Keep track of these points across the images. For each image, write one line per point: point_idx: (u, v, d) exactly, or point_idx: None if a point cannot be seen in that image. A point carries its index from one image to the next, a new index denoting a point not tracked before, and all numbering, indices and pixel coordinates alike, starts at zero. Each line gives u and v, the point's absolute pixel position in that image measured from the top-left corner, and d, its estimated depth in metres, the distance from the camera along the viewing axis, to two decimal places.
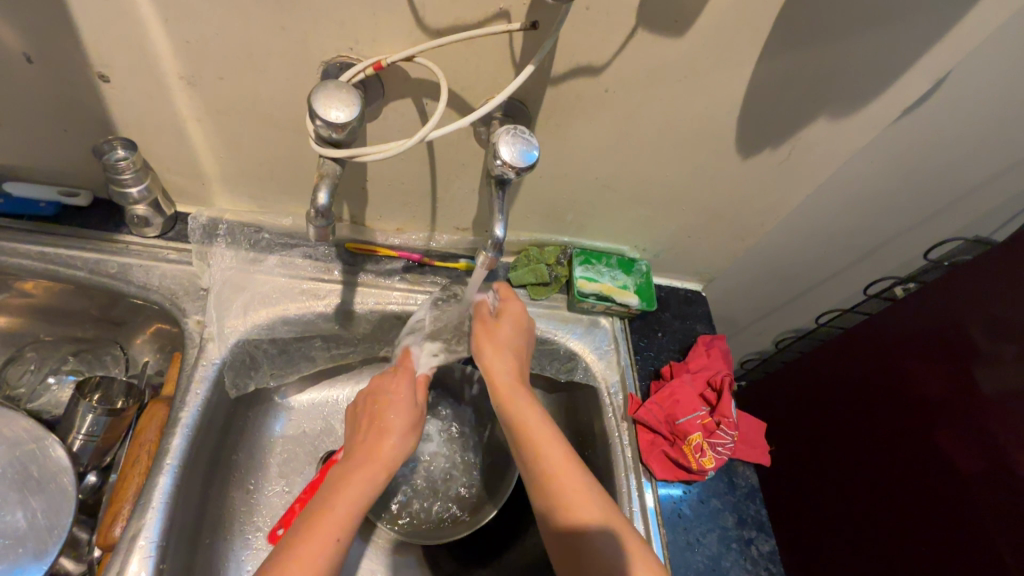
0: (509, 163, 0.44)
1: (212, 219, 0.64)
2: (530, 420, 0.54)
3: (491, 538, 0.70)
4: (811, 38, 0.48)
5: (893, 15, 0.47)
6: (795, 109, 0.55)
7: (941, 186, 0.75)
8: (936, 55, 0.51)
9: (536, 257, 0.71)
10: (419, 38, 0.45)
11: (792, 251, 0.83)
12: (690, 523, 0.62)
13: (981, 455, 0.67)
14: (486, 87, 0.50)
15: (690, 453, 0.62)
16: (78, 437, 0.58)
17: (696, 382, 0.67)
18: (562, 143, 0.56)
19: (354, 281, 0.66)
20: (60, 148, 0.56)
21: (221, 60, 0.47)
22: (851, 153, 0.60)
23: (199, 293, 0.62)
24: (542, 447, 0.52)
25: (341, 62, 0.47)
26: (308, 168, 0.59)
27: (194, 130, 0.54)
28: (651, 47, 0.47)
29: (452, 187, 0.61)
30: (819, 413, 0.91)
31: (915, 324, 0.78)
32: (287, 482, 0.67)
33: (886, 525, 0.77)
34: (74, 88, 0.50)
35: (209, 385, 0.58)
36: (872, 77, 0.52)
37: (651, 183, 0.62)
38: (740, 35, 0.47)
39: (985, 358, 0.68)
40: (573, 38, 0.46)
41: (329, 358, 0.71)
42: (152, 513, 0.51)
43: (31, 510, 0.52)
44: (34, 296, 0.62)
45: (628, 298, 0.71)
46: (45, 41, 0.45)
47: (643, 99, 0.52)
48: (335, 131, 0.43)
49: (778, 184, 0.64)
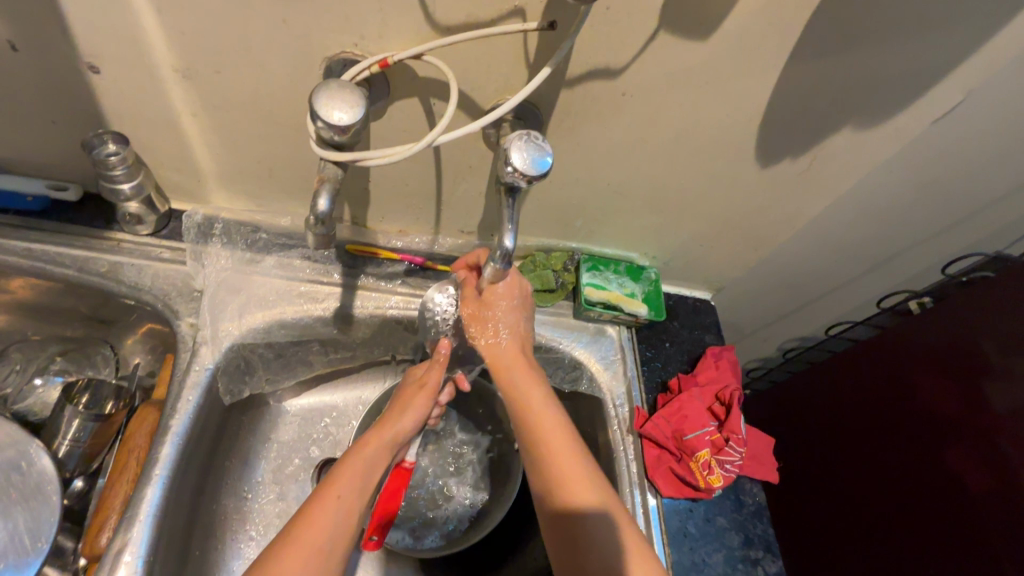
0: (521, 170, 0.41)
1: (207, 217, 0.62)
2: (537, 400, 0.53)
3: (491, 550, 0.69)
4: (841, 46, 0.46)
5: (929, 23, 0.44)
6: (819, 119, 0.52)
7: (965, 199, 0.72)
8: (969, 66, 0.48)
9: (543, 263, 0.69)
10: (428, 34, 0.43)
11: (807, 263, 0.80)
12: (696, 543, 0.60)
13: (992, 476, 0.65)
14: (498, 88, 0.47)
15: (697, 471, 0.60)
16: (64, 443, 0.56)
17: (704, 396, 0.65)
18: (575, 148, 0.54)
19: (354, 284, 0.64)
20: (48, 140, 0.54)
21: (218, 54, 0.44)
22: (873, 164, 0.58)
23: (193, 295, 0.60)
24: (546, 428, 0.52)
25: (345, 58, 0.44)
26: (309, 166, 0.56)
27: (189, 125, 0.52)
28: (673, 51, 0.45)
29: (459, 189, 0.58)
30: (827, 427, 0.89)
31: (930, 339, 0.76)
32: (281, 489, 0.66)
33: (893, 544, 0.76)
34: (61, 78, 0.47)
35: (201, 390, 0.56)
36: (901, 86, 0.50)
37: (664, 190, 0.60)
38: (766, 40, 0.44)
39: (1000, 376, 0.66)
40: (591, 39, 0.43)
41: (326, 362, 0.69)
42: (139, 526, 0.49)
43: (14, 522, 0.50)
44: (20, 294, 0.59)
45: (637, 307, 0.69)
46: (31, 29, 0.43)
47: (661, 103, 0.49)
48: (337, 133, 0.40)
49: (796, 193, 0.61)
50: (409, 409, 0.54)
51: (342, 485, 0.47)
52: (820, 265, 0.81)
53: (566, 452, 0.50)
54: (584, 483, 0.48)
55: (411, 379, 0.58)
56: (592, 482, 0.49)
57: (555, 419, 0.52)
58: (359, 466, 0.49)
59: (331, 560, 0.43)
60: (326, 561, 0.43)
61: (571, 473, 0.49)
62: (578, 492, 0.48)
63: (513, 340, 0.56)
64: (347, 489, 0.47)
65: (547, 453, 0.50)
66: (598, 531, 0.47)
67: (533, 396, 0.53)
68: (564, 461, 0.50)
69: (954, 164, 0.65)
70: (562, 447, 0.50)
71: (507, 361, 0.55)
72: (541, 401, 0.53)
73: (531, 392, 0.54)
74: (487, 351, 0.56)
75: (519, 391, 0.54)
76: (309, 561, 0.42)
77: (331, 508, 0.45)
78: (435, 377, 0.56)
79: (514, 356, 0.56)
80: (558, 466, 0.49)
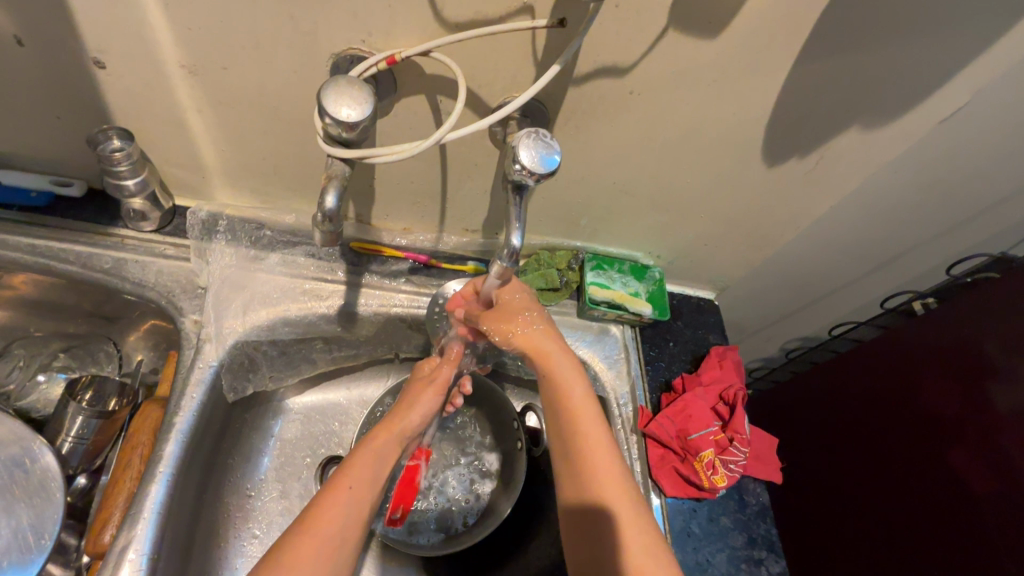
0: (529, 168, 0.41)
1: (212, 214, 0.62)
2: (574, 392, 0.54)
3: (493, 549, 0.69)
4: (850, 45, 0.45)
5: (939, 22, 0.44)
6: (827, 118, 0.52)
7: (970, 200, 0.72)
8: (977, 65, 0.48)
9: (547, 262, 0.68)
10: (436, 31, 0.43)
11: (811, 263, 0.80)
12: (699, 542, 0.60)
13: (995, 477, 0.65)
14: (505, 85, 0.47)
15: (701, 470, 0.60)
16: (67, 439, 0.55)
17: (708, 396, 0.65)
18: (581, 146, 0.54)
19: (358, 282, 0.64)
20: (52, 135, 0.54)
21: (225, 49, 0.44)
22: (879, 163, 0.58)
23: (197, 292, 0.59)
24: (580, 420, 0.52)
25: (352, 54, 0.44)
26: (315, 163, 0.56)
27: (194, 121, 0.52)
28: (682, 49, 0.45)
29: (464, 187, 0.58)
30: (830, 427, 0.89)
31: (935, 340, 0.76)
32: (283, 487, 0.66)
33: (896, 544, 0.76)
34: (67, 73, 0.47)
35: (205, 388, 0.56)
36: (909, 85, 0.50)
37: (670, 189, 0.60)
38: (775, 39, 0.44)
39: (1004, 377, 0.66)
40: (600, 37, 0.43)
41: (330, 360, 0.69)
42: (143, 524, 0.49)
43: (17, 520, 0.50)
44: (22, 290, 0.59)
45: (641, 306, 0.68)
46: (37, 24, 0.42)
47: (669, 101, 0.49)
48: (346, 130, 0.40)
49: (802, 193, 0.61)
50: (417, 403, 0.59)
51: (351, 476, 0.49)
52: (824, 265, 0.81)
53: (597, 449, 0.51)
54: (612, 482, 0.49)
55: (421, 374, 0.62)
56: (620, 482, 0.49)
57: (591, 414, 0.53)
58: (371, 455, 0.52)
59: (345, 545, 0.46)
60: (341, 545, 0.46)
61: (599, 472, 0.50)
62: (604, 491, 0.49)
63: (548, 333, 0.57)
64: (359, 477, 0.50)
65: (582, 453, 0.51)
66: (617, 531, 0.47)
67: (570, 392, 0.53)
68: (595, 458, 0.50)
69: (960, 164, 0.65)
70: (597, 447, 0.51)
71: (550, 353, 0.55)
72: (579, 397, 0.53)
73: (570, 386, 0.54)
74: (523, 343, 0.56)
75: (555, 383, 0.54)
76: (323, 545, 0.44)
77: (342, 497, 0.47)
78: (445, 373, 0.62)
79: (549, 347, 0.56)
80: (587, 462, 0.50)
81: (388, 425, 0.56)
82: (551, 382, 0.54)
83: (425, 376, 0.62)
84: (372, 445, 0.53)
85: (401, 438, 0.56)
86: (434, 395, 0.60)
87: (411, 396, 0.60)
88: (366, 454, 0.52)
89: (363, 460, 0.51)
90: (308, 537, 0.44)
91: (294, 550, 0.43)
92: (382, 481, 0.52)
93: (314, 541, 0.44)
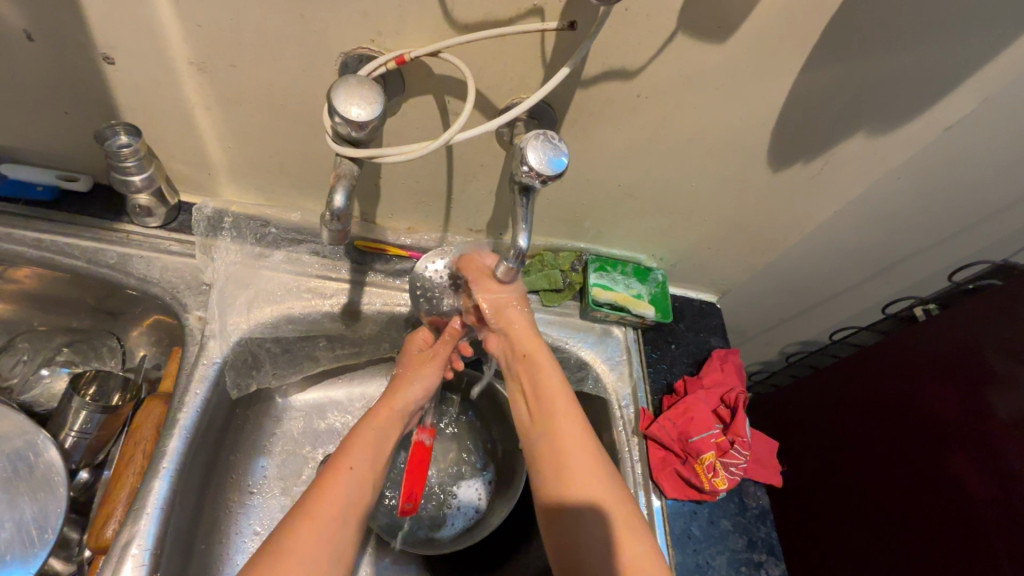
0: (537, 170, 0.41)
1: (217, 211, 0.62)
2: (554, 388, 0.55)
3: (493, 550, 0.69)
4: (859, 51, 0.46)
5: (945, 31, 0.45)
6: (832, 125, 0.53)
7: (974, 208, 0.72)
8: (982, 75, 0.49)
9: (550, 263, 0.68)
10: (446, 32, 0.43)
11: (814, 269, 0.80)
12: (699, 545, 0.60)
13: (993, 482, 0.66)
14: (513, 87, 0.47)
15: (701, 473, 0.60)
16: (70, 434, 0.55)
17: (710, 399, 0.65)
18: (587, 148, 0.54)
19: (363, 281, 0.64)
20: (58, 130, 0.54)
21: (234, 47, 0.44)
22: (882, 171, 0.58)
23: (201, 288, 0.60)
24: (559, 417, 0.53)
25: (361, 54, 0.44)
26: (323, 162, 0.56)
27: (203, 118, 0.52)
28: (690, 54, 0.45)
29: (470, 187, 0.58)
30: (831, 432, 0.89)
31: (938, 347, 0.76)
32: (285, 486, 0.66)
33: (893, 548, 0.76)
34: (75, 69, 0.47)
35: (208, 384, 0.56)
36: (915, 93, 0.50)
37: (675, 193, 0.60)
38: (783, 46, 0.45)
39: (1003, 383, 0.67)
40: (610, 41, 0.43)
41: (333, 358, 0.69)
42: (145, 519, 0.49)
43: (19, 514, 0.50)
44: (26, 284, 0.59)
45: (644, 308, 0.69)
46: (46, 18, 0.42)
47: (675, 106, 0.49)
48: (355, 129, 0.40)
49: (805, 198, 0.62)
50: (418, 378, 0.60)
51: (350, 458, 0.50)
52: (826, 272, 0.81)
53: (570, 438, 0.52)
54: (593, 478, 0.50)
55: (416, 349, 0.62)
56: (602, 477, 0.50)
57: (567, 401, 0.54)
58: (369, 440, 0.52)
59: (347, 527, 0.46)
60: (343, 526, 0.46)
61: (579, 461, 0.51)
62: (586, 484, 0.49)
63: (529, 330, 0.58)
64: (358, 460, 0.50)
65: (564, 448, 0.52)
66: (599, 524, 0.48)
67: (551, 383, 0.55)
68: (574, 455, 0.51)
69: (966, 172, 0.65)
70: (576, 439, 0.52)
71: (531, 351, 0.57)
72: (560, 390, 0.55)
73: (548, 379, 0.55)
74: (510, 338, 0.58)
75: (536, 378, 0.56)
76: (325, 526, 0.44)
77: (344, 477, 0.48)
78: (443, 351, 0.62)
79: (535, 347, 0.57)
80: (566, 451, 0.51)
81: (388, 403, 0.57)
82: (533, 371, 0.56)
83: (420, 354, 0.62)
84: (369, 426, 0.54)
85: (398, 418, 0.57)
86: (435, 372, 0.61)
87: (412, 371, 0.60)
88: (365, 434, 0.53)
89: (360, 444, 0.52)
90: (308, 520, 0.44)
91: (297, 529, 0.43)
92: (382, 460, 0.52)
93: (314, 522, 0.44)
